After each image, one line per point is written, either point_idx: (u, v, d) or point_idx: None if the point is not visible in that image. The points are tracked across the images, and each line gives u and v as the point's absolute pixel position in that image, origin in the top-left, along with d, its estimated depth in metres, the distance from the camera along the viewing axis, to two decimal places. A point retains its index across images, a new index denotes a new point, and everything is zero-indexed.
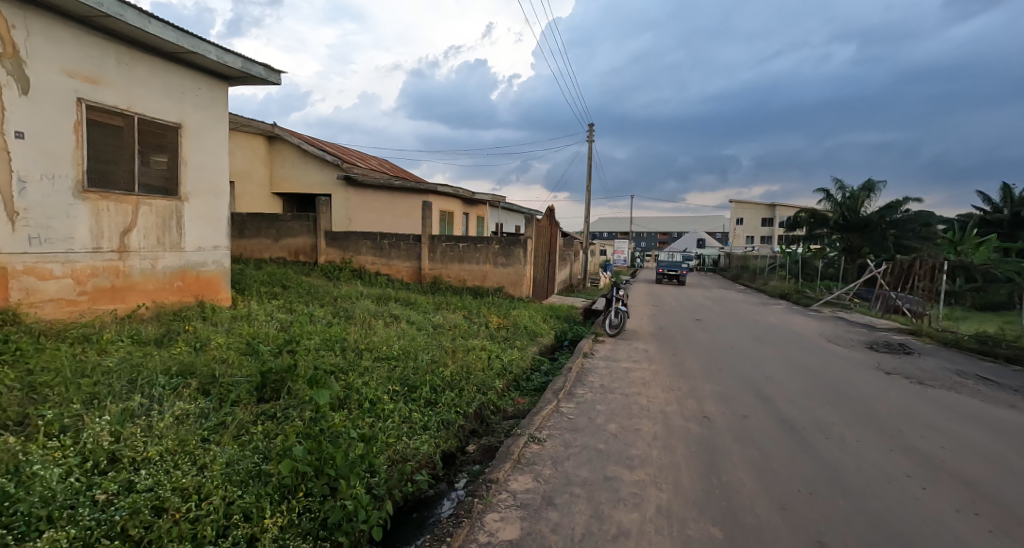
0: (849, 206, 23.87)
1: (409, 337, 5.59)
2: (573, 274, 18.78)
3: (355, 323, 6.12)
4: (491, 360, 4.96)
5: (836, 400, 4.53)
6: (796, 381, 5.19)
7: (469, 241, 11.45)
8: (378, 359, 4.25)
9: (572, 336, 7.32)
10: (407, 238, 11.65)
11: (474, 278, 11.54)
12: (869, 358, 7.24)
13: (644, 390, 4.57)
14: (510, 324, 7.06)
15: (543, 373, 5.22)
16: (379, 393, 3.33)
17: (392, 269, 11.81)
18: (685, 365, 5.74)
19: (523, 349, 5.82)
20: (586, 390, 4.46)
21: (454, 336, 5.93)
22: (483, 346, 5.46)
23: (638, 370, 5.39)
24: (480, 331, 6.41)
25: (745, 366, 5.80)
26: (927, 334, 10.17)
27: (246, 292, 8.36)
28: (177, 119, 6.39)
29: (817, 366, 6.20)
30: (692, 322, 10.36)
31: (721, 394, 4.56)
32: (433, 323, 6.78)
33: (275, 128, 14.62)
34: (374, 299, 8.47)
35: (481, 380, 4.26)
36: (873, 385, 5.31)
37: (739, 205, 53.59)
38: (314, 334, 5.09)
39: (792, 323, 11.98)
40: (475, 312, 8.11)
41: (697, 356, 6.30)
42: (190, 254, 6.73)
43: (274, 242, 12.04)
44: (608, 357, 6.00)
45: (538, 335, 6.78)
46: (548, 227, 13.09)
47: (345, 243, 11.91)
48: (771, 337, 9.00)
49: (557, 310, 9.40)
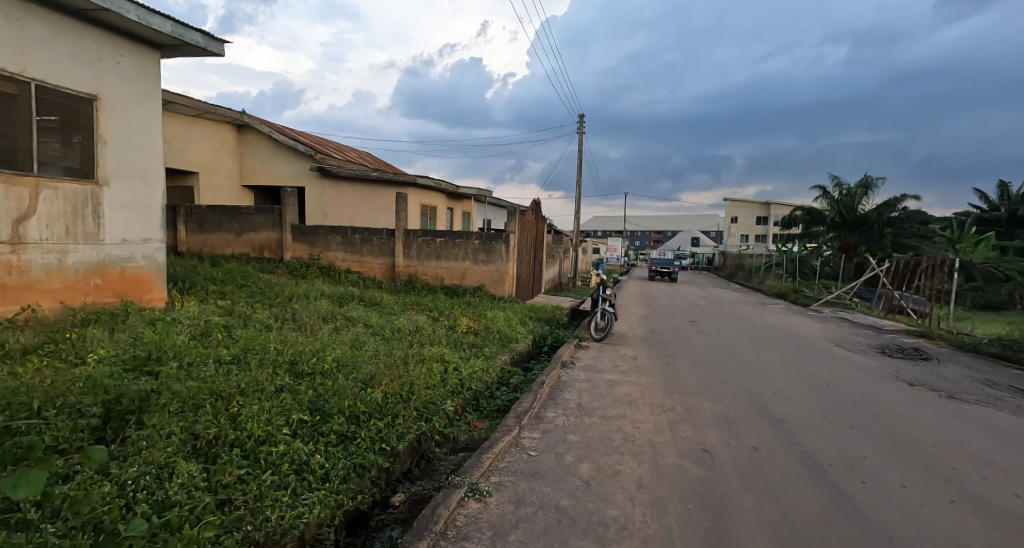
0: (846, 203, 23.24)
1: (355, 345, 4.73)
2: (563, 272, 17.94)
3: (296, 328, 5.23)
4: (446, 374, 4.12)
5: (861, 422, 3.74)
6: (810, 397, 4.40)
7: (447, 236, 10.61)
8: (296, 379, 3.38)
9: (553, 341, 6.49)
10: (380, 233, 10.80)
11: (452, 277, 10.68)
12: (883, 365, 6.48)
13: (629, 411, 3.75)
14: (483, 328, 6.23)
15: (511, 389, 4.38)
16: (270, 428, 2.46)
17: (365, 266, 10.94)
18: (679, 377, 4.92)
19: (491, 358, 5.00)
20: (557, 413, 3.63)
21: (411, 343, 5.08)
22: (441, 356, 4.63)
23: (623, 383, 4.58)
24: (444, 336, 5.56)
25: (746, 378, 5.01)
26: (938, 337, 9.45)
27: (189, 290, 7.43)
28: (91, 89, 5.52)
29: (831, 376, 5.42)
30: (687, 325, 9.56)
31: (723, 417, 3.73)
32: (392, 327, 5.93)
33: (244, 116, 13.68)
34: (334, 300, 7.57)
35: (425, 403, 3.40)
36: (899, 400, 4.53)
37: (733, 204, 53.02)
38: (234, 345, 4.21)
39: (793, 324, 11.20)
40: (445, 313, 7.26)
41: (692, 365, 5.50)
42: (111, 248, 5.83)
43: (236, 237, 11.10)
44: (591, 368, 5.18)
45: (512, 340, 5.95)
46: (533, 222, 12.26)
47: (314, 238, 11.02)
48: (772, 341, 8.22)
49: (540, 311, 8.57)
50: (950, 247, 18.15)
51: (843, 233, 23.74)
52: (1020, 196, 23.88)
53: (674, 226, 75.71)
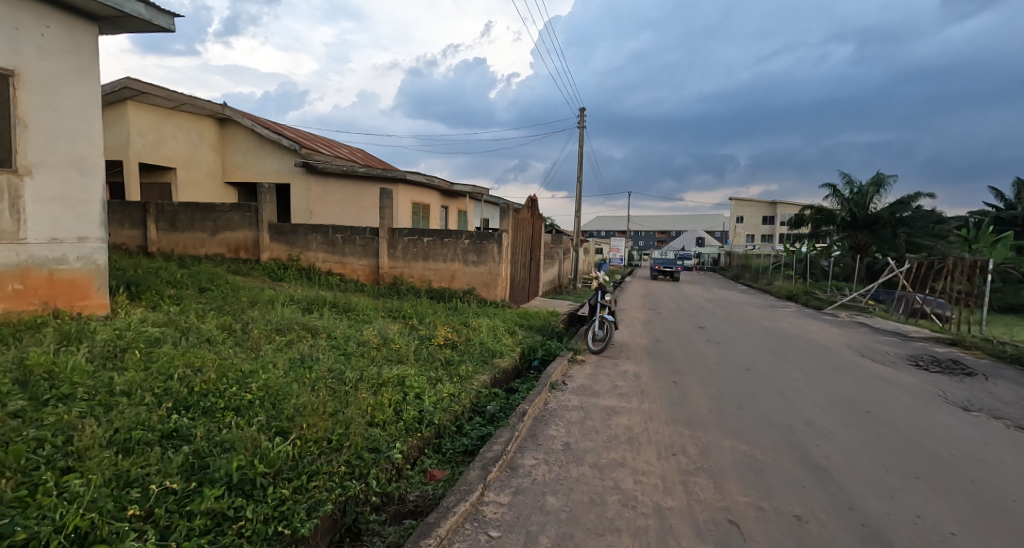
0: (858, 201, 22.47)
1: (302, 366, 3.95)
2: (562, 273, 17.14)
3: (238, 343, 4.44)
4: (404, 405, 3.33)
5: (928, 471, 2.93)
6: (853, 432, 3.60)
7: (435, 235, 9.83)
8: (195, 420, 2.58)
9: (544, 355, 5.70)
10: (364, 232, 10.03)
11: (440, 279, 9.91)
12: (922, 382, 5.65)
13: (629, 456, 2.95)
14: (463, 341, 5.44)
15: (486, 420, 3.59)
16: (98, 515, 1.66)
17: (347, 268, 10.18)
18: (691, 403, 4.12)
19: (467, 380, 4.22)
20: (537, 460, 2.84)
21: (372, 362, 4.28)
22: (403, 378, 3.85)
23: (623, 413, 3.78)
24: (414, 351, 4.78)
25: (770, 403, 4.22)
26: (972, 345, 8.58)
27: (141, 294, 6.66)
28: (8, 64, 4.78)
29: (868, 398, 4.62)
30: (695, 332, 8.75)
31: (751, 465, 2.91)
32: (358, 338, 5.16)
33: (225, 109, 12.94)
34: (301, 306, 6.80)
35: (365, 449, 2.62)
36: (958, 432, 3.75)
37: (738, 204, 51.97)
38: (146, 367, 3.42)
39: (809, 331, 10.35)
40: (424, 322, 6.49)
41: (705, 386, 4.69)
42: (36, 248, 5.08)
43: (210, 236, 10.34)
44: (585, 390, 4.37)
45: (496, 355, 5.17)
46: (530, 220, 11.47)
47: (293, 237, 10.27)
48: (790, 350, 7.41)
49: (532, 318, 7.78)
50: (966, 247, 17.33)
51: (854, 232, 22.96)
52: None
53: (678, 225, 74.71)
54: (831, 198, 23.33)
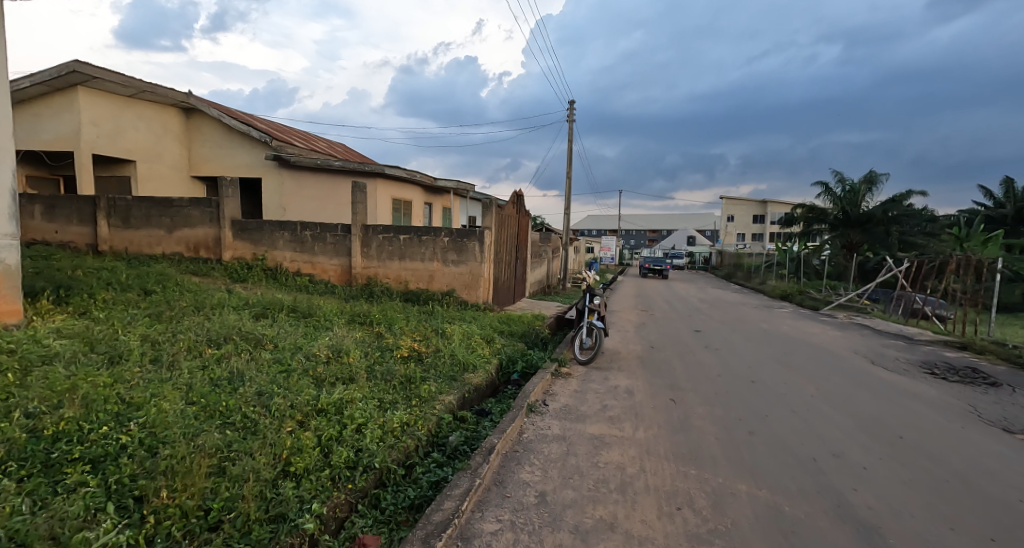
0: (850, 200, 22.14)
1: (221, 389, 3.21)
2: (550, 273, 16.46)
3: (152, 360, 3.68)
4: (340, 442, 2.63)
5: (1004, 532, 2.30)
6: (893, 468, 2.98)
7: (412, 233, 9.11)
8: (21, 482, 1.85)
9: (524, 368, 5.01)
10: (334, 229, 9.28)
11: (418, 280, 9.20)
12: (947, 395, 5.05)
13: (623, 515, 2.27)
14: (431, 352, 4.75)
15: (446, 458, 2.91)
16: None
17: (317, 268, 9.42)
18: (693, 429, 3.48)
19: (429, 404, 3.52)
20: (501, 526, 2.16)
21: (314, 384, 3.55)
22: (346, 404, 3.15)
23: (615, 446, 3.11)
24: (370, 367, 4.09)
25: (786, 428, 3.59)
26: (984, 350, 8.05)
27: (69, 298, 5.86)
28: None
29: (896, 418, 4.01)
30: (690, 336, 8.14)
31: (779, 523, 2.27)
32: (306, 351, 4.44)
33: (190, 97, 12.08)
34: (253, 312, 6.03)
35: (261, 522, 1.91)
36: (1017, 466, 3.12)
37: (728, 203, 51.71)
38: (10, 394, 2.68)
39: (810, 334, 9.76)
40: (391, 329, 5.77)
41: (710, 406, 4.05)
42: None
43: (168, 233, 9.51)
44: (569, 414, 3.69)
45: (468, 369, 4.48)
46: (515, 216, 10.77)
47: (258, 234, 9.50)
48: (795, 357, 6.82)
49: (515, 323, 7.09)
50: (959, 245, 16.99)
51: (847, 231, 22.68)
52: None
53: (669, 224, 74.37)
54: (823, 196, 22.97)
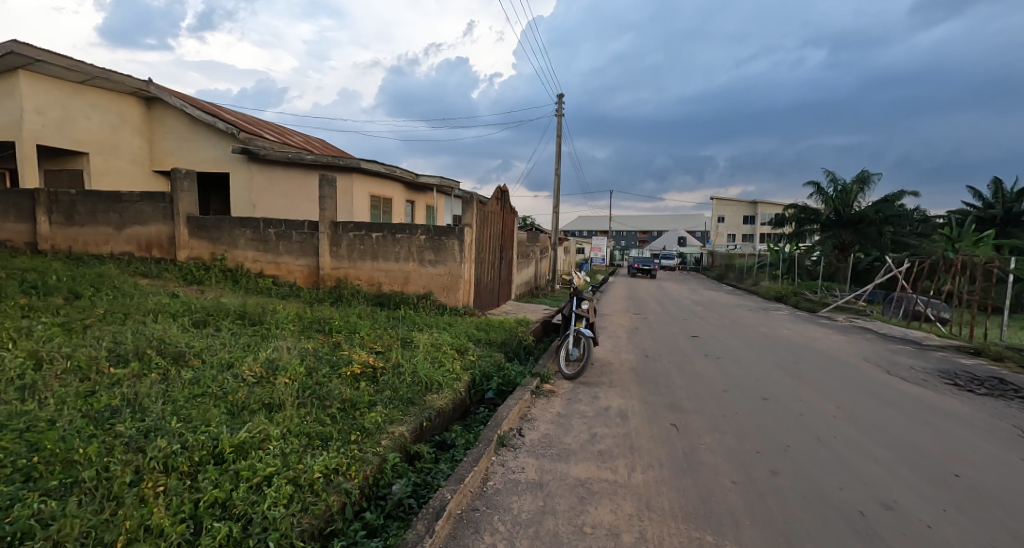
0: (841, 200, 21.69)
1: (90, 425, 2.44)
2: (538, 274, 15.78)
3: (22, 384, 2.90)
4: (223, 510, 1.89)
5: None
6: (962, 526, 2.33)
7: (385, 230, 8.35)
8: None
9: (500, 385, 4.31)
10: (301, 226, 8.49)
11: (392, 282, 8.45)
12: (982, 413, 4.44)
13: None
14: (390, 369, 4.02)
15: (380, 522, 2.18)
16: None
17: (281, 268, 8.63)
18: (704, 470, 2.80)
19: (372, 440, 2.78)
20: None
21: (225, 417, 2.78)
22: (258, 444, 2.39)
23: (606, 499, 2.41)
24: (311, 390, 3.34)
25: (816, 465, 2.93)
26: (1002, 357, 7.46)
27: None
28: None
29: (941, 446, 3.36)
30: (687, 342, 7.49)
31: None
32: (235, 368, 3.67)
33: (150, 86, 11.21)
34: (191, 319, 5.22)
35: None
36: None
37: (719, 203, 51.38)
38: None
39: (813, 339, 9.14)
40: (349, 339, 5.02)
41: (720, 435, 3.35)
42: None
43: (116, 231, 8.66)
44: (550, 450, 2.99)
45: (432, 390, 3.76)
46: (498, 213, 10.03)
47: (216, 232, 8.68)
48: (803, 366, 6.19)
49: (495, 329, 6.38)
50: (952, 246, 16.61)
51: (838, 231, 22.19)
52: (1015, 194, 22.59)
53: (660, 225, 74.06)
54: (815, 196, 22.53)
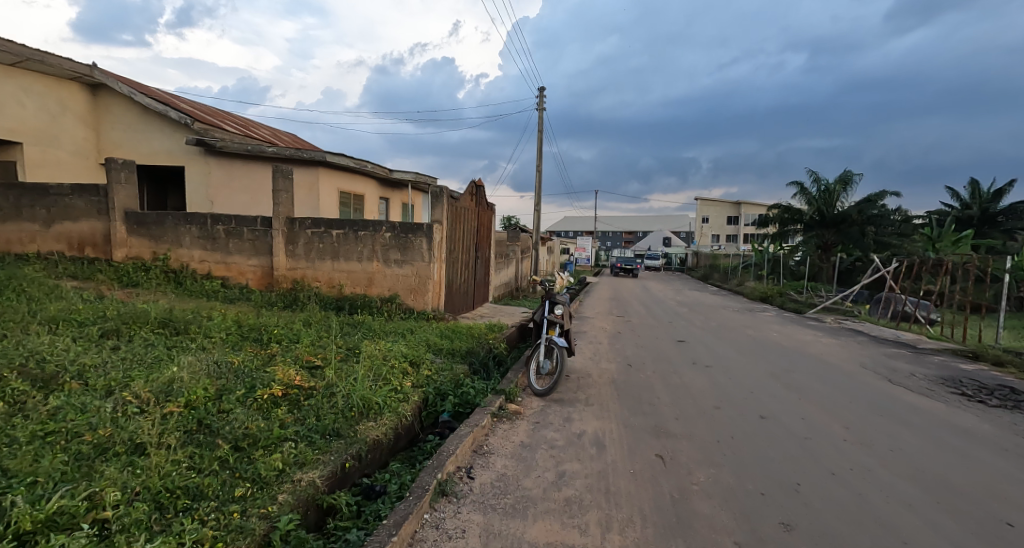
0: (824, 200, 21.49)
1: None
2: (519, 275, 15.12)
3: None
4: None
5: None
6: None
7: (346, 227, 7.63)
8: None
9: (457, 406, 3.65)
10: (253, 223, 7.72)
11: (354, 283, 7.72)
12: (1004, 431, 3.91)
13: None
14: (322, 390, 3.32)
15: None
16: None
17: (232, 270, 7.85)
18: (698, 525, 2.18)
19: (265, 494, 2.10)
20: None
21: (65, 465, 2.05)
22: (81, 517, 1.67)
23: None
24: (207, 422, 2.64)
25: (837, 513, 2.34)
26: (1003, 361, 7.03)
27: None
28: None
29: (978, 482, 2.79)
30: (674, 348, 6.93)
31: None
32: (120, 391, 2.94)
33: (95, 71, 10.30)
34: (100, 327, 4.46)
35: None
36: None
37: (704, 204, 51.41)
38: None
39: (804, 342, 8.65)
40: (286, 351, 4.30)
41: (718, 472, 2.73)
42: None
43: (45, 228, 7.79)
44: (505, 499, 2.35)
45: (370, 416, 3.09)
46: (473, 209, 9.36)
47: (158, 229, 7.86)
48: (801, 375, 5.65)
49: (462, 337, 5.72)
50: (933, 246, 16.48)
51: (822, 231, 22.08)
52: (992, 195, 22.71)
53: (645, 225, 74.03)
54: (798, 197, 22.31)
